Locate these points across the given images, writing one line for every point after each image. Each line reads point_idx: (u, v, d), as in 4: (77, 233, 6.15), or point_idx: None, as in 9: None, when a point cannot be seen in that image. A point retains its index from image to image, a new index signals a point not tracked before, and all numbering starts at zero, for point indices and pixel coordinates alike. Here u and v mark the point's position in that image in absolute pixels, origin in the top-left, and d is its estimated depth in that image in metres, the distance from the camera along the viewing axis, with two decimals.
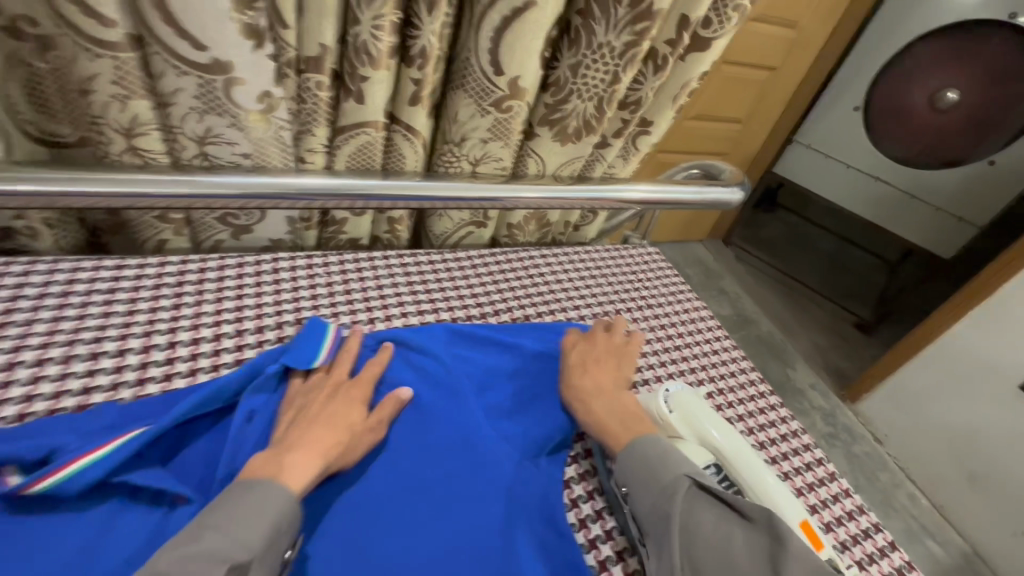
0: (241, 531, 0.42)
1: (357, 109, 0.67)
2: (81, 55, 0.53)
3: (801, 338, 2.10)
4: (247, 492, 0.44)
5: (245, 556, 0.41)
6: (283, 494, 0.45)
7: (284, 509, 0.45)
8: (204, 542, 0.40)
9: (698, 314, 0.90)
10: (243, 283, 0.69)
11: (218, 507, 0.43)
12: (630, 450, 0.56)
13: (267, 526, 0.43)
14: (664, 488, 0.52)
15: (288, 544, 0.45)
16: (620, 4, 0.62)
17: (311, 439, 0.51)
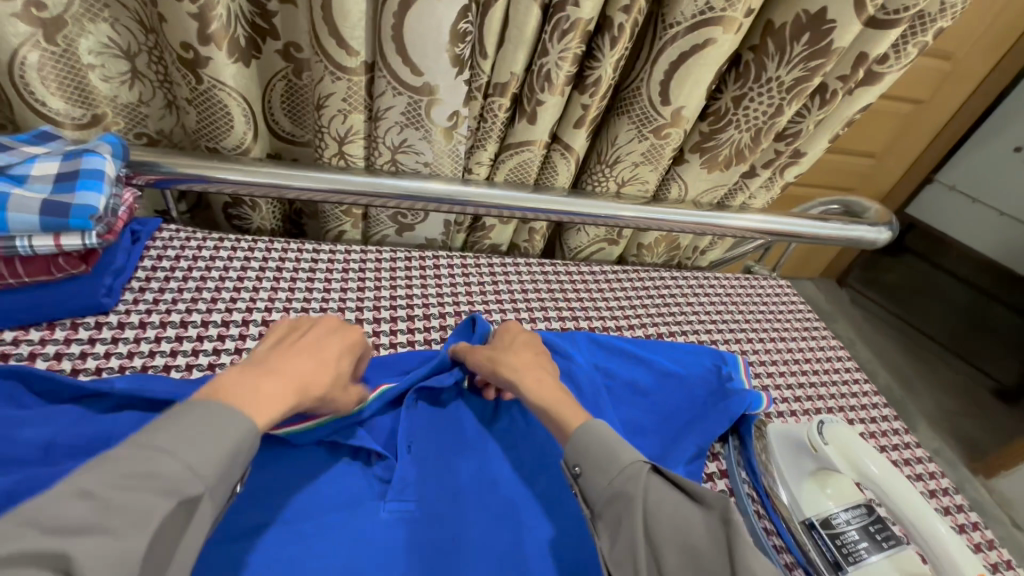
0: (197, 456, 0.36)
1: (526, 129, 0.74)
2: (328, 77, 0.65)
3: (927, 397, 1.90)
4: (201, 412, 0.38)
5: (196, 488, 0.36)
6: (247, 424, 0.40)
7: (244, 441, 0.39)
8: (152, 464, 0.35)
9: (833, 353, 0.87)
10: (411, 276, 0.80)
11: (168, 425, 0.37)
12: (581, 434, 0.50)
13: (225, 455, 0.38)
14: (622, 469, 0.45)
15: (237, 477, 0.40)
16: (798, 42, 0.65)
17: (285, 369, 0.47)
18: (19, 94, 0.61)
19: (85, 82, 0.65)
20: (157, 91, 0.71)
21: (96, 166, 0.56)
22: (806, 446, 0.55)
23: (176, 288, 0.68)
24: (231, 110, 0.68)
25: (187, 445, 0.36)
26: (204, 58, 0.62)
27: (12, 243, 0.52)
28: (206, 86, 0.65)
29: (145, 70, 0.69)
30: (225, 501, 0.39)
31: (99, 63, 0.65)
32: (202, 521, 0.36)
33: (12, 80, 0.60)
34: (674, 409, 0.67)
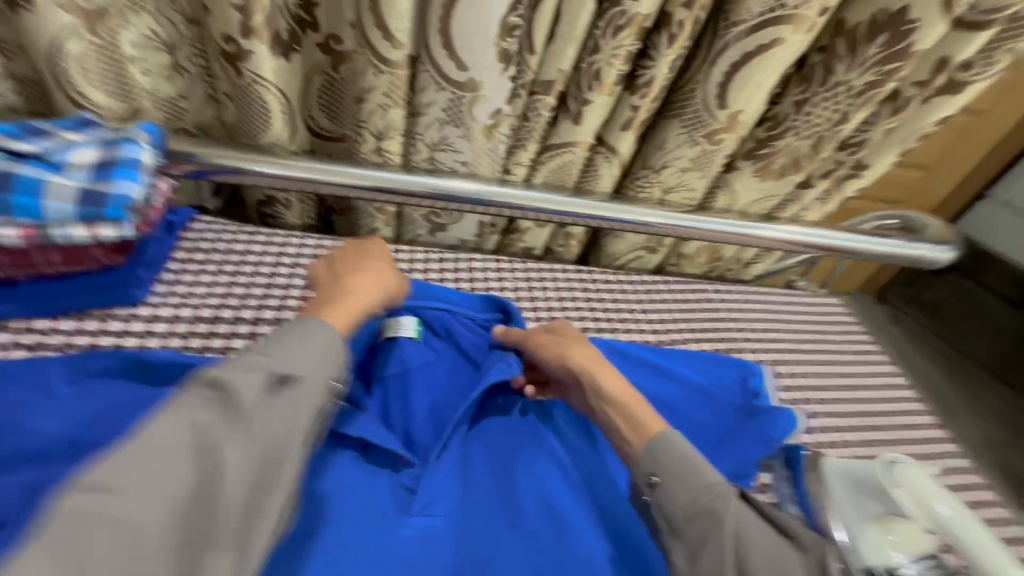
0: (288, 354, 0.41)
1: (569, 129, 0.71)
2: (370, 70, 0.63)
3: (971, 425, 1.79)
4: (293, 327, 0.44)
5: (290, 373, 0.40)
6: (326, 326, 0.45)
7: (329, 341, 0.44)
8: (254, 358, 0.40)
9: (889, 380, 0.81)
10: (444, 278, 0.78)
11: (269, 339, 0.43)
12: (660, 443, 0.48)
13: (313, 352, 0.43)
14: (711, 488, 0.44)
15: (336, 373, 0.44)
16: (873, 43, 0.60)
17: (359, 287, 0.54)
18: (57, 80, 0.61)
19: (128, 77, 0.65)
20: (198, 85, 0.70)
21: (132, 154, 0.54)
22: (873, 488, 0.51)
23: (208, 283, 0.67)
24: (268, 105, 0.67)
25: (282, 347, 0.42)
26: (245, 52, 0.61)
27: (46, 232, 0.51)
28: (246, 80, 0.64)
29: (186, 63, 0.67)
30: (328, 398, 0.43)
31: (140, 56, 0.64)
32: (304, 403, 0.40)
33: (52, 69, 0.60)
34: (702, 423, 0.64)
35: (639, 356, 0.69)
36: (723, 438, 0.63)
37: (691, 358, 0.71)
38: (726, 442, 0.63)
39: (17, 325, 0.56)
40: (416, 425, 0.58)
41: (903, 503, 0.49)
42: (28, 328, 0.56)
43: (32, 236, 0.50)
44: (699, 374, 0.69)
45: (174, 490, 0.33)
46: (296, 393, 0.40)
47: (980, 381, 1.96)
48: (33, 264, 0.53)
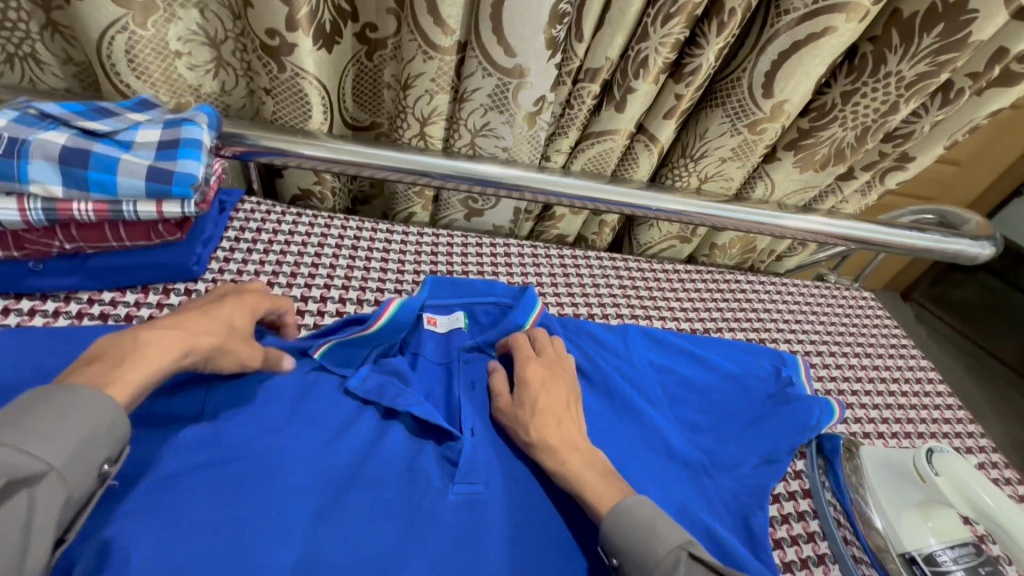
0: (35, 441, 0.33)
1: (612, 117, 0.71)
2: (419, 57, 0.64)
3: (997, 424, 1.77)
4: (44, 399, 0.35)
5: (37, 466, 0.32)
6: (101, 397, 0.37)
7: (102, 416, 0.36)
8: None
9: (923, 374, 0.81)
10: (482, 262, 0.79)
11: (2, 417, 0.33)
12: (610, 522, 0.48)
13: (77, 434, 0.35)
14: (658, 563, 0.43)
15: (105, 456, 0.37)
16: (928, 34, 0.60)
17: (160, 339, 0.44)
18: (104, 71, 0.64)
19: (175, 71, 0.66)
20: (240, 80, 0.72)
21: (193, 136, 0.57)
22: (913, 476, 0.52)
23: (259, 261, 0.69)
24: (309, 97, 0.68)
25: (27, 431, 0.33)
26: (288, 45, 0.62)
27: (118, 208, 0.53)
28: (288, 74, 0.65)
29: (230, 58, 0.69)
30: (90, 486, 0.36)
31: (186, 50, 0.66)
32: (56, 501, 0.33)
33: (101, 61, 0.62)
34: (734, 407, 0.65)
35: (673, 341, 0.69)
36: (759, 420, 0.64)
37: (719, 344, 0.71)
38: (761, 423, 0.63)
39: (87, 296, 0.60)
40: (454, 400, 0.60)
41: (946, 494, 0.49)
42: (96, 300, 0.60)
43: (105, 212, 0.52)
44: (725, 359, 0.70)
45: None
46: (43, 491, 0.32)
47: (1006, 381, 1.94)
48: (104, 240, 0.55)
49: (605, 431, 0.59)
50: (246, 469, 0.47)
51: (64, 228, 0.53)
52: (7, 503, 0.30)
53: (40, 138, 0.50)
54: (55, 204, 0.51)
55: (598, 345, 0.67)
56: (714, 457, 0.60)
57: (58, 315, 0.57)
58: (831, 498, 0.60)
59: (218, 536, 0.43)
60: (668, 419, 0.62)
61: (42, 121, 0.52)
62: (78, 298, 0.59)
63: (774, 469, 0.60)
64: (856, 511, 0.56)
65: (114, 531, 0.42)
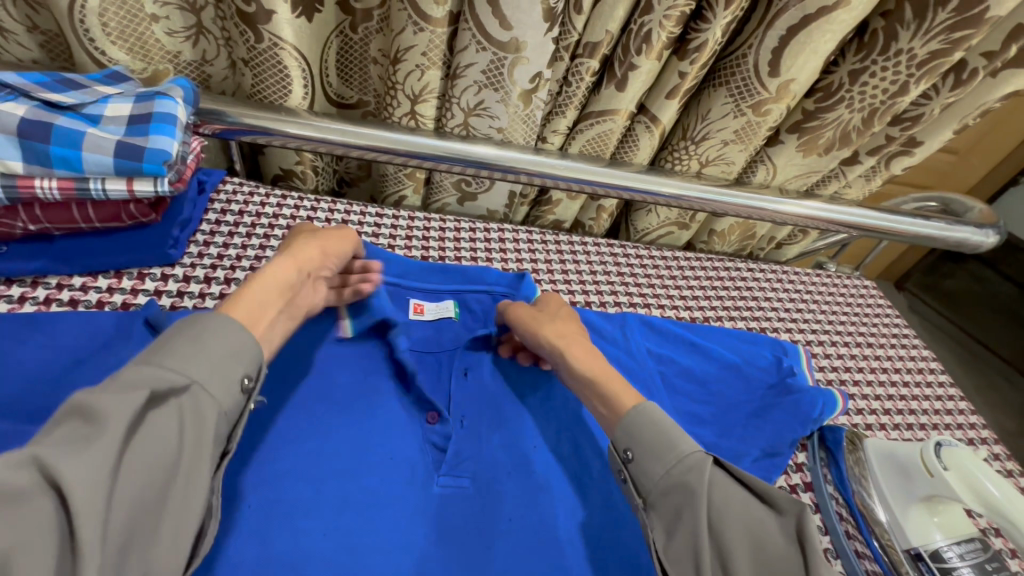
0: (178, 360, 0.36)
1: (613, 96, 0.68)
2: (409, 28, 0.61)
3: (986, 414, 1.77)
4: (188, 327, 0.39)
5: (179, 380, 0.35)
6: (228, 321, 0.40)
7: (233, 337, 0.39)
8: (132, 372, 0.34)
9: (924, 365, 0.80)
10: (475, 248, 0.76)
11: (159, 345, 0.37)
12: (632, 416, 0.47)
13: (212, 353, 0.38)
14: (683, 459, 0.43)
15: (244, 373, 0.39)
16: (943, 8, 0.57)
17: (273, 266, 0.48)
18: (76, 37, 0.59)
19: (149, 35, 0.62)
20: (221, 50, 0.67)
21: (167, 109, 0.53)
22: (919, 470, 0.50)
23: (240, 245, 0.66)
24: (289, 68, 0.64)
25: (170, 353, 0.37)
26: (266, 12, 0.58)
27: (84, 185, 0.49)
28: (267, 44, 0.61)
29: (210, 25, 0.65)
30: (239, 403, 0.39)
31: (163, 15, 0.62)
32: (198, 413, 0.35)
33: (72, 26, 0.58)
34: (734, 398, 0.63)
35: (673, 332, 0.67)
36: (760, 413, 0.62)
37: (720, 335, 0.69)
38: (761, 416, 0.62)
39: (56, 280, 0.56)
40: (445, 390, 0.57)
41: (953, 488, 0.47)
42: (65, 285, 0.56)
43: (71, 190, 0.49)
44: (725, 349, 0.68)
45: (35, 534, 0.26)
46: (187, 404, 0.35)
47: (995, 372, 1.94)
48: (72, 221, 0.52)
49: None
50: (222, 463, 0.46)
51: (26, 206, 0.50)
52: (157, 410, 0.34)
53: None
54: (16, 181, 0.47)
55: (595, 335, 0.65)
56: (713, 450, 0.59)
57: (24, 300, 0.54)
58: (832, 492, 0.59)
59: None
60: (668, 410, 0.60)
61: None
62: (45, 283, 0.55)
63: (776, 462, 0.59)
64: (858, 505, 0.55)
65: None
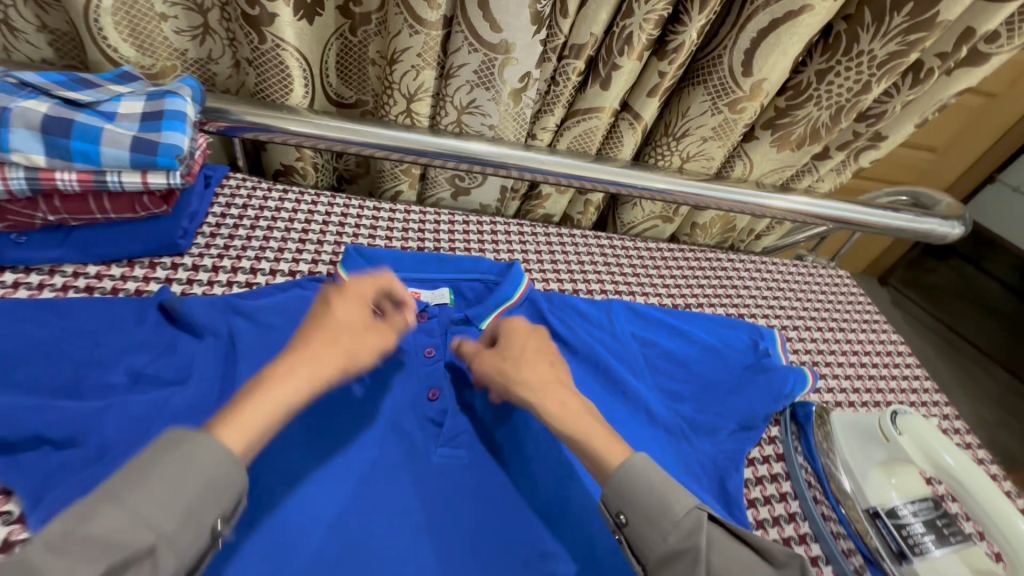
0: (151, 505, 0.33)
1: (597, 95, 0.73)
2: (405, 30, 0.64)
3: (963, 404, 1.83)
4: (172, 452, 0.35)
5: (148, 537, 0.32)
6: (214, 451, 0.36)
7: (208, 475, 0.35)
8: (98, 522, 0.31)
9: (893, 349, 0.85)
10: (469, 240, 0.80)
11: (129, 477, 0.34)
12: (620, 475, 0.44)
13: (188, 497, 0.34)
14: (678, 524, 0.41)
15: (221, 512, 0.36)
16: (899, 13, 0.62)
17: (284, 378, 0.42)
18: (91, 36, 0.62)
19: (161, 33, 0.66)
20: (227, 50, 0.70)
21: (177, 108, 0.56)
22: (877, 436, 0.56)
23: (245, 237, 0.70)
24: (290, 68, 0.68)
25: (145, 493, 0.33)
26: (269, 15, 0.62)
27: (102, 177, 0.53)
28: (270, 45, 0.65)
29: (216, 26, 0.68)
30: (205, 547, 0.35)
31: (172, 14, 0.65)
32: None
33: (87, 25, 0.61)
34: (712, 377, 0.67)
35: (655, 316, 0.71)
36: (735, 390, 0.66)
37: (700, 319, 0.73)
38: (736, 392, 0.66)
39: (72, 269, 0.59)
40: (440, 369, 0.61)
41: (907, 452, 0.52)
42: (81, 273, 0.59)
43: (89, 182, 0.52)
44: (704, 332, 0.72)
45: None
46: (155, 561, 0.32)
47: (973, 363, 1.99)
48: (89, 211, 0.55)
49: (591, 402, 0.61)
50: None
51: (46, 198, 0.53)
52: None
53: (21, 106, 0.50)
54: (38, 173, 0.51)
55: (582, 319, 0.69)
56: (690, 424, 0.63)
57: (43, 287, 0.57)
58: (803, 462, 0.63)
59: None
60: (648, 388, 0.64)
61: (21, 90, 0.52)
62: (62, 271, 0.59)
63: (751, 435, 0.63)
64: (826, 474, 0.59)
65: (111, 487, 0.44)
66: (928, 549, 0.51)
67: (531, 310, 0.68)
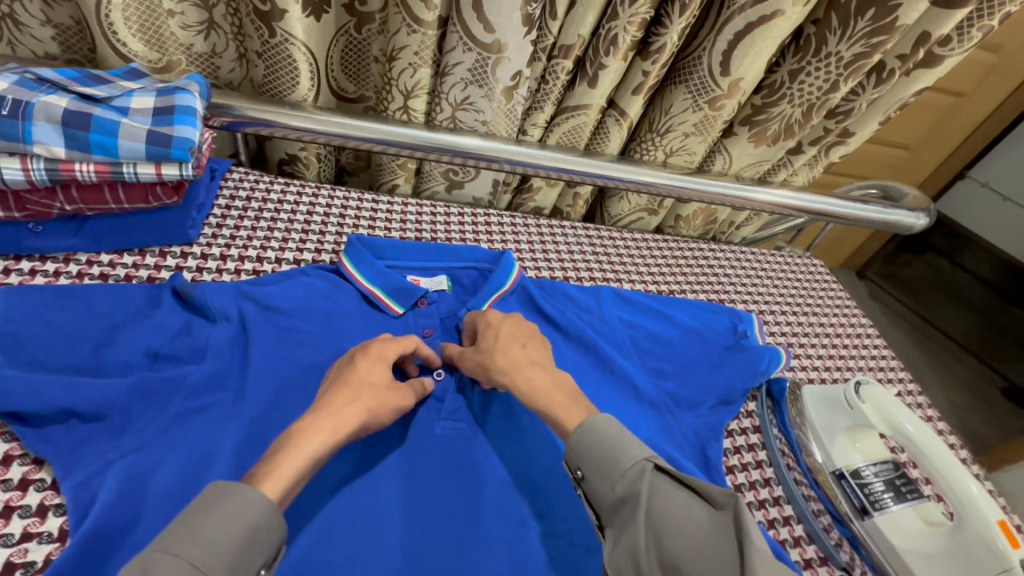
0: (203, 554, 0.34)
1: (585, 93, 0.77)
2: (404, 30, 0.68)
3: (935, 391, 1.91)
4: (220, 503, 0.37)
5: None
6: (259, 502, 0.38)
7: (259, 522, 0.37)
8: (157, 573, 0.33)
9: (862, 332, 0.90)
10: (464, 231, 0.84)
11: (184, 526, 0.36)
12: (577, 436, 0.48)
13: (237, 546, 0.36)
14: (623, 473, 0.44)
15: (262, 562, 0.38)
16: (862, 17, 0.67)
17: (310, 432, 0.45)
18: (103, 34, 0.64)
19: (167, 29, 0.69)
20: (230, 43, 0.74)
21: (187, 103, 0.59)
22: (843, 405, 0.61)
23: (250, 228, 0.73)
24: (297, 62, 0.71)
25: (198, 543, 0.35)
26: (279, 11, 0.65)
27: (118, 169, 0.56)
28: (279, 39, 0.68)
29: (221, 20, 0.71)
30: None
31: (179, 10, 0.68)
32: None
33: (99, 23, 0.63)
34: (694, 357, 0.72)
35: (641, 301, 0.76)
36: (715, 368, 0.71)
37: (683, 304, 0.78)
38: (716, 370, 0.71)
39: (86, 257, 0.62)
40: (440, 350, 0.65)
41: (869, 418, 0.58)
42: (95, 261, 0.62)
43: (106, 173, 0.55)
44: (687, 315, 0.76)
45: None
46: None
47: (945, 352, 2.07)
48: (104, 202, 0.58)
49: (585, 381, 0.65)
50: (250, 408, 0.54)
51: (65, 189, 0.56)
52: None
53: (43, 101, 0.52)
54: (58, 164, 0.53)
55: (573, 303, 0.73)
56: (674, 399, 0.68)
57: (59, 274, 0.60)
58: (777, 433, 0.68)
59: (226, 465, 0.50)
60: (635, 366, 0.69)
61: (40, 86, 0.54)
62: (77, 260, 0.62)
63: (729, 408, 0.68)
64: (799, 445, 0.65)
65: (137, 456, 0.47)
66: (887, 505, 0.57)
67: (524, 297, 0.72)
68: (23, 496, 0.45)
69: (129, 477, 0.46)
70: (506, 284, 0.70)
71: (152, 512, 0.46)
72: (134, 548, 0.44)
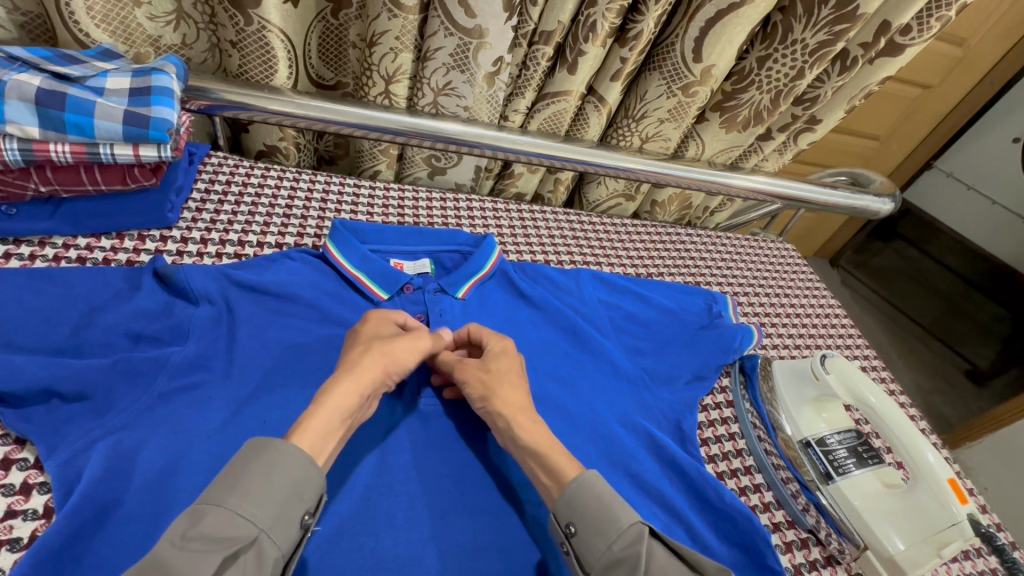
0: (248, 504, 0.39)
1: (566, 79, 0.78)
2: (384, 15, 0.68)
3: (902, 373, 1.99)
4: (257, 459, 0.41)
5: (250, 531, 0.38)
6: (294, 454, 0.42)
7: (296, 474, 0.41)
8: (208, 523, 0.37)
9: (831, 312, 0.94)
10: (447, 216, 0.85)
11: (228, 480, 0.40)
12: (574, 489, 0.47)
13: (278, 495, 0.40)
14: (622, 534, 0.45)
15: (305, 510, 0.41)
16: (826, 5, 0.70)
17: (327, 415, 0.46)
18: (60, 17, 0.62)
19: (133, 20, 0.67)
20: (201, 33, 0.73)
21: (164, 85, 0.57)
22: (809, 376, 0.65)
23: (230, 212, 0.72)
24: (274, 49, 0.71)
25: (242, 496, 0.39)
26: None
27: (94, 150, 0.55)
28: (254, 27, 0.67)
29: (192, 11, 0.70)
30: (297, 539, 0.41)
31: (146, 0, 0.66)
32: (268, 562, 0.38)
33: (58, 6, 0.61)
34: (670, 337, 0.74)
35: (619, 283, 0.77)
36: (688, 346, 0.73)
37: (660, 286, 0.79)
38: (689, 347, 0.73)
39: (62, 241, 0.62)
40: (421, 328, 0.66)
41: (833, 388, 0.62)
42: (72, 245, 0.62)
43: (82, 154, 0.55)
44: (663, 296, 0.78)
45: None
46: (259, 550, 0.38)
47: (911, 336, 2.15)
48: (80, 183, 0.57)
49: (550, 377, 0.65)
50: (237, 390, 0.54)
51: (38, 170, 0.55)
52: (234, 567, 0.36)
53: (15, 79, 0.51)
54: (32, 144, 0.53)
55: (553, 286, 0.74)
56: (649, 375, 0.70)
57: (34, 257, 0.59)
58: (749, 407, 0.71)
59: (213, 442, 0.50)
60: (613, 346, 0.71)
61: (10, 65, 0.53)
62: (52, 243, 0.61)
63: (703, 384, 0.71)
64: (770, 419, 0.68)
65: (121, 435, 0.48)
66: (851, 471, 0.61)
67: (501, 281, 0.73)
68: (6, 475, 0.45)
69: (115, 455, 0.46)
70: (485, 267, 0.70)
71: (141, 488, 0.46)
72: (124, 524, 0.44)
